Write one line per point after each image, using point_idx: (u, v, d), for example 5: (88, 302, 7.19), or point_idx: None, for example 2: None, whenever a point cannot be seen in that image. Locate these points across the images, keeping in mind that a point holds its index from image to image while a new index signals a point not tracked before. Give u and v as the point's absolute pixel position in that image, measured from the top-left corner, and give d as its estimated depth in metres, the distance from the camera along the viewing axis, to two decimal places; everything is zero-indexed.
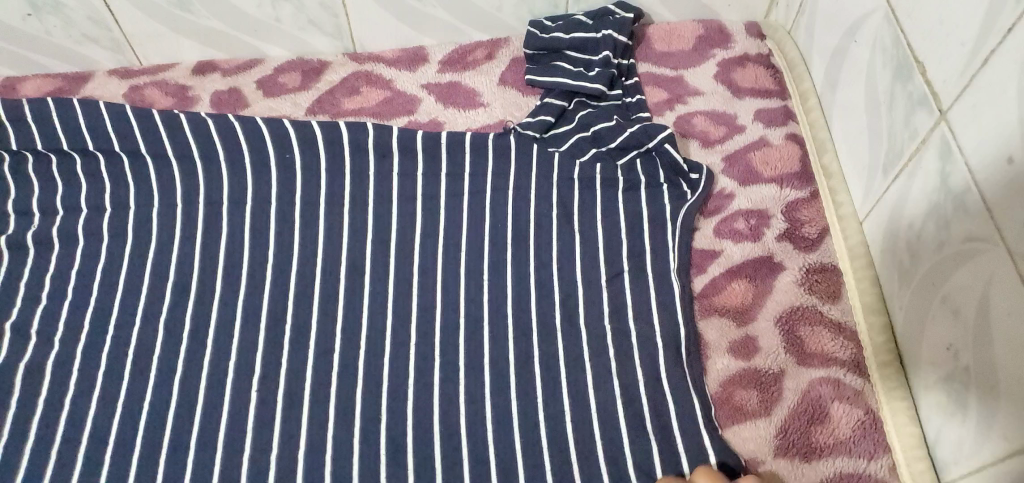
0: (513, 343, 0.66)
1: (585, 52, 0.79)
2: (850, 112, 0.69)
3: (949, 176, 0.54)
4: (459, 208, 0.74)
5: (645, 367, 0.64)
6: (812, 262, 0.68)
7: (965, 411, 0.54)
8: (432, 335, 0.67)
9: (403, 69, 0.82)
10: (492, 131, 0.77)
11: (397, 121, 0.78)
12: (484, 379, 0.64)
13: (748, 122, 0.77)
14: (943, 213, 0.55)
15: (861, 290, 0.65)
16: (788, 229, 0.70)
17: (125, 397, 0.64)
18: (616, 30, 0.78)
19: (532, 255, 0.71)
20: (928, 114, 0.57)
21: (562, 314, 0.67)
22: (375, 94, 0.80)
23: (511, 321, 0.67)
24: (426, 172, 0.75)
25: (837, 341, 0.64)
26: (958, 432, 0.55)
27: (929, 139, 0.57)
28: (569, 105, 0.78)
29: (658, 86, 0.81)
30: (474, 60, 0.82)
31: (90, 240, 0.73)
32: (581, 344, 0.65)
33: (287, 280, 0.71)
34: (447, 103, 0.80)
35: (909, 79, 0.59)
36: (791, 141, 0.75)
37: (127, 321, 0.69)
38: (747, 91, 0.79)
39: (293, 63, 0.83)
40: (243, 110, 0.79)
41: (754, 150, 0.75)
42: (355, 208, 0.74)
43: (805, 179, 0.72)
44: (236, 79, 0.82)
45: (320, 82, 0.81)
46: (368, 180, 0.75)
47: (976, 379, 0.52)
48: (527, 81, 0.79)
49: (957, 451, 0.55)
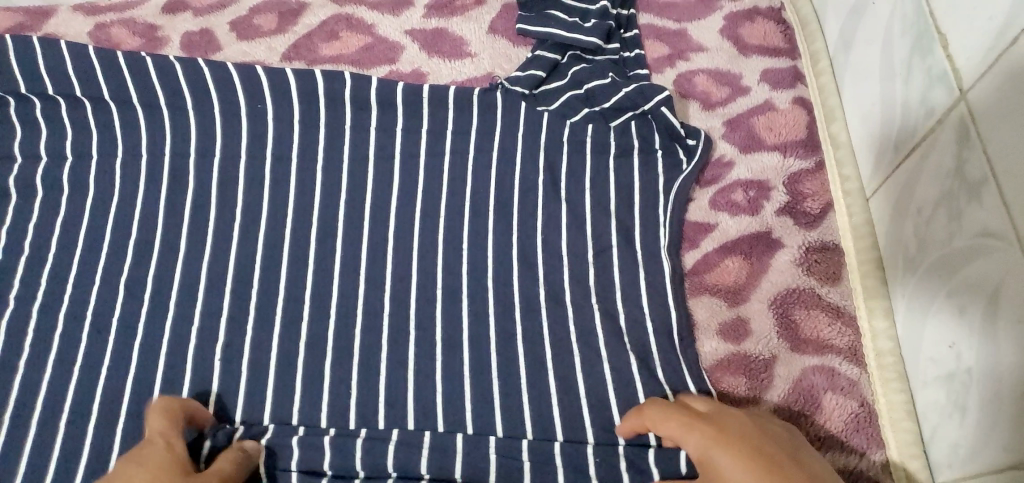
0: (494, 318, 0.62)
1: (582, 1, 0.73)
2: (862, 81, 0.63)
3: (966, 163, 0.50)
4: (439, 169, 0.69)
5: (629, 347, 0.60)
6: (813, 240, 0.64)
7: (961, 413, 0.50)
8: (406, 305, 0.63)
9: (386, 13, 0.76)
10: (477, 85, 0.72)
11: (377, 71, 0.73)
12: (462, 356, 0.60)
13: (754, 84, 0.71)
14: (957, 202, 0.52)
15: (863, 274, 0.61)
16: (789, 203, 0.66)
17: (83, 360, 0.61)
18: None
19: (516, 223, 0.66)
20: (948, 93, 0.52)
21: (545, 289, 0.63)
22: (355, 40, 0.74)
23: (491, 294, 0.63)
24: (406, 127, 0.70)
25: (834, 327, 0.61)
26: (954, 436, 0.51)
27: (947, 120, 0.53)
28: (563, 59, 0.73)
29: (660, 40, 0.74)
30: (463, 5, 0.76)
31: (50, 192, 0.69)
32: (564, 321, 0.62)
33: (255, 241, 0.67)
34: (431, 52, 0.74)
35: (930, 53, 0.54)
36: (798, 105, 0.69)
37: (86, 280, 0.65)
38: (753, 49, 0.72)
39: (270, 4, 0.77)
40: (215, 54, 0.74)
41: (758, 114, 0.69)
42: (330, 164, 0.70)
43: (810, 148, 0.68)
44: (209, 19, 0.76)
45: (297, 25, 0.75)
46: (344, 134, 0.70)
47: (976, 382, 0.49)
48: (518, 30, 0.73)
49: (952, 455, 0.51)
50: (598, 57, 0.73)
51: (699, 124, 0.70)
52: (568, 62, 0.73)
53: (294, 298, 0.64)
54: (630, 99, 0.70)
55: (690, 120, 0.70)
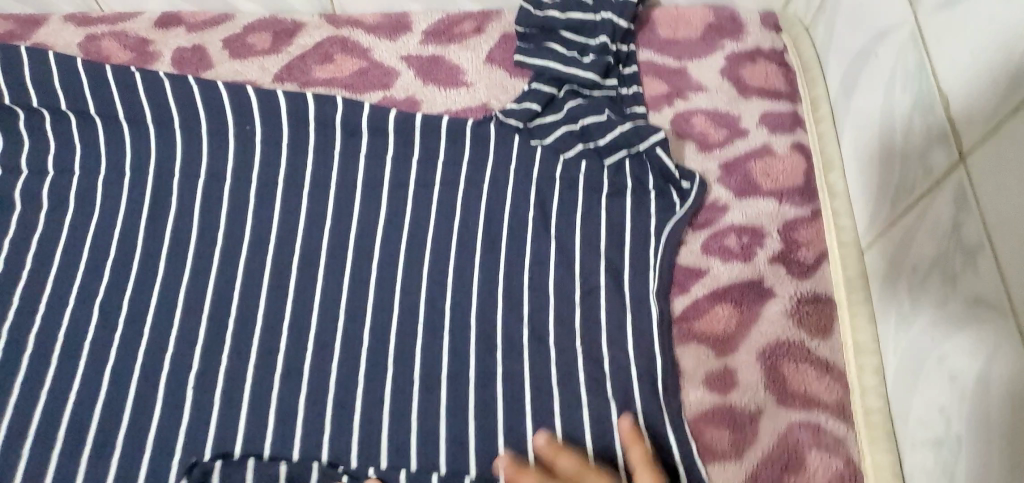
0: (475, 358, 0.61)
1: (582, 34, 0.72)
2: (860, 131, 0.62)
3: (962, 226, 0.50)
4: (428, 200, 0.68)
5: (611, 394, 0.59)
6: (805, 291, 0.63)
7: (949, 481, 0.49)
8: (386, 340, 0.62)
9: (383, 37, 0.74)
10: (472, 115, 0.71)
11: (371, 96, 0.72)
12: (440, 396, 0.59)
13: (752, 127, 0.70)
14: (952, 264, 0.51)
15: (855, 328, 0.60)
16: (782, 251, 0.65)
17: (51, 383, 0.59)
18: (617, 15, 0.72)
19: (504, 260, 0.65)
20: (947, 153, 0.51)
21: (529, 328, 0.62)
22: (349, 64, 0.73)
23: (473, 332, 0.62)
24: (396, 156, 0.69)
25: (823, 382, 0.60)
26: None
27: (945, 180, 0.52)
28: (559, 93, 0.71)
29: (658, 77, 0.73)
30: (461, 33, 0.75)
31: (29, 206, 0.67)
32: (548, 363, 0.60)
33: (235, 266, 0.65)
34: (427, 80, 0.73)
35: (930, 110, 0.53)
36: (797, 151, 0.68)
37: (61, 298, 0.63)
38: (754, 91, 0.71)
39: (266, 22, 0.75)
40: (206, 71, 0.73)
41: (755, 158, 0.68)
42: (316, 190, 0.68)
43: (807, 197, 0.66)
44: (202, 35, 0.74)
45: (291, 46, 0.74)
46: (332, 158, 0.69)
47: (967, 450, 0.47)
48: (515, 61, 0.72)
49: None
50: (594, 93, 0.71)
51: (694, 166, 0.68)
52: (563, 96, 0.71)
53: (271, 328, 0.62)
54: (625, 137, 0.68)
55: (686, 161, 0.69)
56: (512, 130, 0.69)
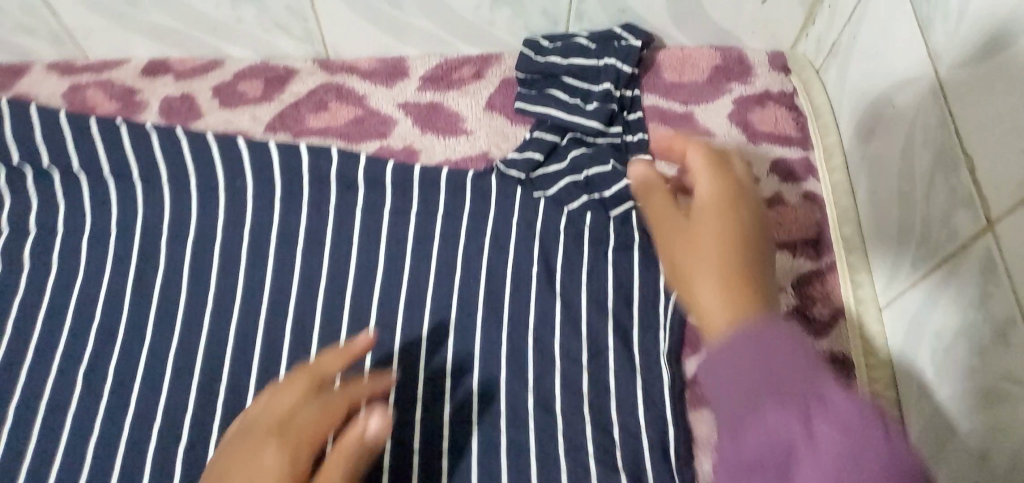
0: (479, 426, 0.58)
1: (584, 80, 0.70)
2: (878, 184, 0.60)
3: (989, 297, 0.47)
4: (427, 256, 0.65)
5: (621, 465, 0.56)
6: (820, 351, 0.61)
7: None
8: (385, 408, 0.59)
9: (380, 84, 0.72)
10: (472, 165, 0.68)
11: (366, 146, 0.69)
12: (441, 467, 0.56)
13: (763, 175, 0.67)
14: (979, 336, 0.48)
15: (874, 391, 0.58)
16: (797, 308, 0.62)
17: (32, 457, 0.57)
18: (621, 58, 0.69)
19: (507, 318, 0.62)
20: (973, 218, 0.49)
21: (535, 393, 0.59)
22: (344, 112, 0.71)
23: (476, 397, 0.59)
24: (393, 210, 0.67)
25: None
26: None
27: (970, 246, 0.49)
28: (562, 142, 0.69)
29: (664, 122, 0.70)
30: (460, 79, 0.72)
31: (9, 266, 0.65)
32: (555, 430, 0.57)
33: (226, 328, 0.62)
34: (425, 128, 0.70)
35: (953, 170, 0.51)
36: (810, 201, 0.66)
37: (43, 364, 0.61)
38: (763, 137, 0.69)
39: (257, 69, 0.73)
40: (195, 122, 0.70)
41: (766, 208, 0.66)
42: (311, 245, 0.66)
43: (822, 249, 0.64)
44: (190, 83, 0.72)
45: (283, 93, 0.72)
46: (327, 213, 0.67)
47: None
48: (515, 108, 0.70)
49: None
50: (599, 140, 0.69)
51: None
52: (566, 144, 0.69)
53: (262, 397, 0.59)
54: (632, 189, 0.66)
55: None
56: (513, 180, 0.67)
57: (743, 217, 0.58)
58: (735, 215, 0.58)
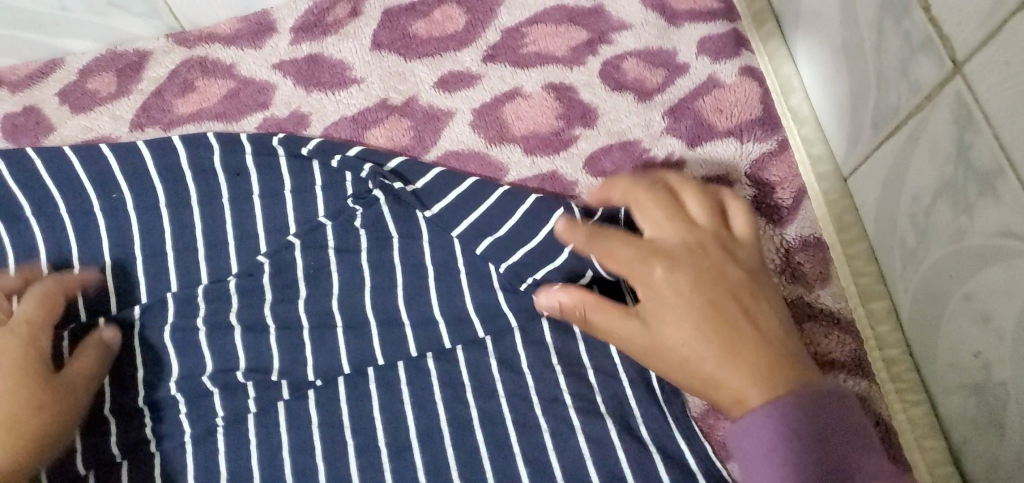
0: (446, 407, 0.51)
1: (469, 214, 0.54)
2: (822, 44, 0.55)
3: (969, 148, 0.41)
4: (323, 241, 0.56)
5: (605, 411, 0.51)
6: (792, 238, 0.55)
7: (1003, 430, 0.42)
8: (337, 400, 0.52)
9: (247, 47, 0.63)
10: (375, 119, 0.60)
11: (248, 122, 0.61)
12: (414, 460, 0.49)
13: (691, 58, 0.61)
14: (963, 193, 0.43)
15: (854, 271, 0.53)
16: (757, 198, 0.56)
17: None
18: (461, 223, 0.54)
19: (433, 282, 0.55)
20: (934, 62, 0.43)
21: (497, 356, 0.53)
22: (214, 88, 0.62)
23: (435, 373, 0.53)
24: (296, 189, 0.58)
25: (832, 338, 0.53)
26: (993, 452, 0.44)
27: (937, 94, 0.43)
28: (496, 268, 0.54)
29: (573, 24, 0.63)
30: (336, 21, 0.64)
31: None
32: (528, 393, 0.52)
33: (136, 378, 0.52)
34: (309, 86, 0.62)
35: (904, 15, 0.45)
36: (746, 76, 0.59)
37: None
38: (683, 14, 0.63)
39: (104, 60, 0.63)
40: (47, 136, 0.61)
41: (703, 95, 0.59)
42: (213, 247, 0.56)
43: (769, 127, 0.58)
44: (32, 93, 0.62)
45: (142, 81, 0.62)
46: (223, 206, 0.57)
47: (1014, 398, 0.41)
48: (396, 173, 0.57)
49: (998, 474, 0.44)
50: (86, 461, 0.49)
51: (622, 144, 0.58)
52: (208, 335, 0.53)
53: (167, 433, 0.51)
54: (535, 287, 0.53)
55: (625, 134, 0.58)
56: (257, 265, 0.56)
57: (760, 345, 0.43)
58: (731, 330, 0.43)
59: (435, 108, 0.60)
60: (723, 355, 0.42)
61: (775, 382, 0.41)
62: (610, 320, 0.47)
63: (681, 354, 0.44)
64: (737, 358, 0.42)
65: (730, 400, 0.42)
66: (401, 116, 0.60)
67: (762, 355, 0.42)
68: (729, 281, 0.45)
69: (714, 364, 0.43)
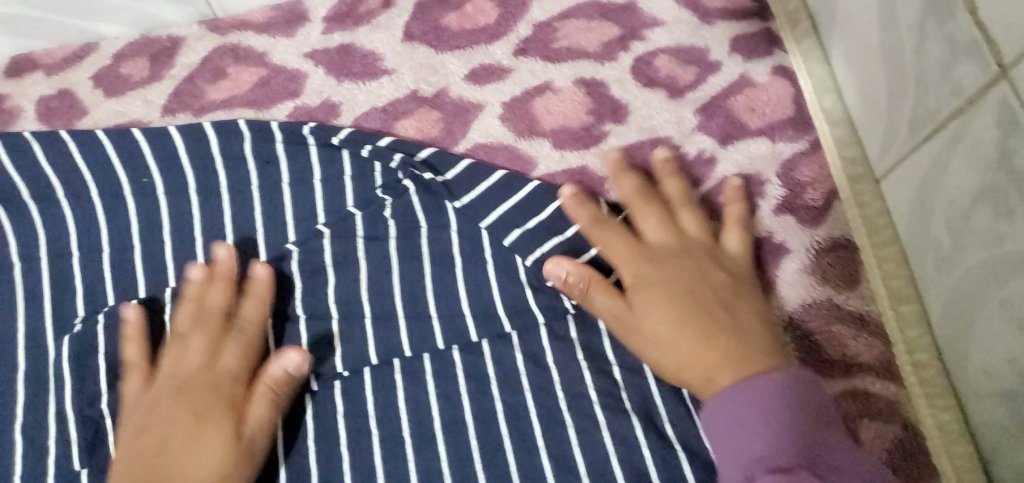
0: (470, 399, 0.52)
1: (500, 204, 0.55)
2: (859, 44, 0.54)
3: (1012, 152, 0.41)
4: (351, 231, 0.56)
5: (630, 409, 0.50)
6: (822, 239, 0.55)
7: None
8: (363, 390, 0.52)
9: (280, 36, 0.63)
10: (406, 109, 0.60)
11: (279, 110, 0.61)
12: (438, 453, 0.50)
13: (724, 57, 0.60)
14: (1003, 198, 0.42)
15: (885, 273, 0.53)
16: (787, 199, 0.56)
17: None
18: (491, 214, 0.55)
19: (461, 272, 0.55)
20: (979, 64, 0.43)
21: (523, 351, 0.53)
22: (246, 75, 0.62)
23: (460, 367, 0.53)
24: (325, 177, 0.58)
25: (860, 341, 0.53)
26: None
27: (981, 96, 0.43)
28: (524, 261, 0.54)
29: (605, 19, 0.63)
30: (368, 12, 0.64)
31: None
32: (553, 387, 0.52)
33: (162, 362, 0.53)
34: (341, 75, 0.62)
35: (949, 15, 0.44)
36: (779, 75, 0.59)
37: None
38: (716, 12, 0.62)
39: (137, 45, 0.64)
40: (83, 119, 0.61)
41: (735, 94, 0.59)
42: (243, 234, 0.57)
43: (801, 127, 0.58)
44: (66, 77, 0.63)
45: (174, 67, 0.63)
46: (253, 192, 0.58)
47: None
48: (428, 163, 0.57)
49: None
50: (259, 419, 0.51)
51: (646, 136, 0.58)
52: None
53: None
54: None
55: (656, 130, 0.58)
56: (286, 252, 0.56)
57: (739, 337, 0.47)
58: (711, 318, 0.48)
59: (464, 100, 0.60)
60: (701, 337, 0.47)
61: (750, 363, 0.46)
62: (599, 300, 0.50)
63: (661, 337, 0.48)
64: (714, 344, 0.47)
65: (706, 381, 0.46)
66: (432, 108, 0.60)
67: (739, 344, 0.47)
68: (716, 278, 0.50)
69: (692, 346, 0.47)
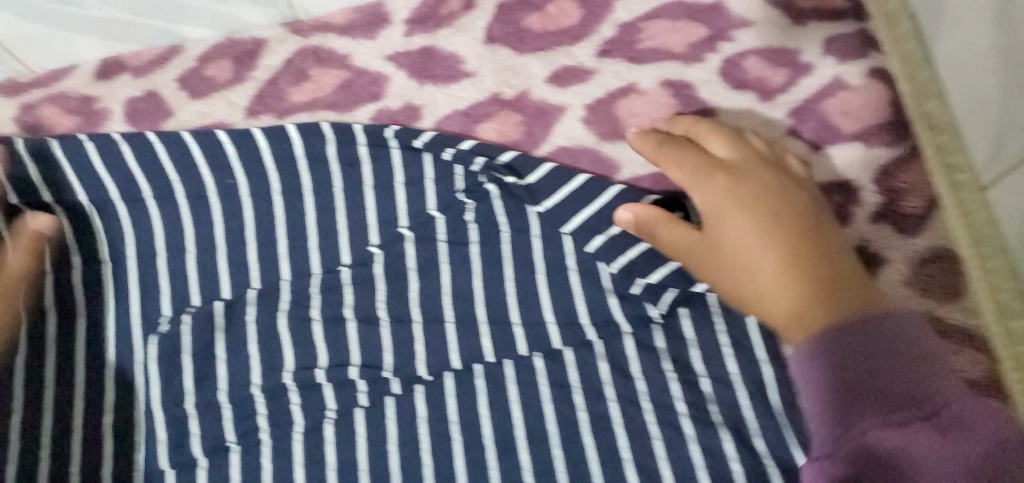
0: (554, 408, 0.51)
1: (583, 210, 0.54)
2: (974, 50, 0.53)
3: None
4: (434, 234, 0.56)
5: (718, 421, 0.49)
6: (922, 249, 0.53)
7: None
8: (444, 396, 0.51)
9: (361, 38, 0.63)
10: (488, 112, 0.60)
11: (359, 114, 0.61)
12: (521, 463, 0.49)
13: (816, 58, 0.58)
14: None
15: (991, 284, 0.52)
16: (884, 206, 0.54)
17: None
18: (575, 220, 0.54)
19: (543, 279, 0.54)
20: None
21: (608, 359, 0.52)
22: (329, 77, 0.62)
23: (542, 376, 0.52)
24: (407, 180, 0.57)
25: (963, 357, 0.50)
26: None
27: None
28: (609, 269, 0.53)
29: (692, 19, 0.60)
30: (449, 13, 0.63)
31: None
32: (638, 397, 0.50)
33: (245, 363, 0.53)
34: (422, 78, 0.61)
35: None
36: (875, 78, 0.57)
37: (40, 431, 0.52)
38: (810, 13, 0.59)
39: (221, 48, 0.64)
40: (166, 122, 0.63)
41: (828, 97, 0.57)
42: (324, 235, 0.56)
43: (899, 131, 0.55)
44: (153, 78, 0.64)
45: (258, 69, 0.63)
46: (336, 194, 0.57)
47: None
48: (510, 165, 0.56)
49: None
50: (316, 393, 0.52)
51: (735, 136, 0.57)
52: (322, 326, 0.54)
53: (278, 420, 0.52)
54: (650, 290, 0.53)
55: None
56: (370, 255, 0.56)
57: (826, 266, 0.49)
58: (799, 247, 0.49)
59: (547, 103, 0.60)
60: (788, 268, 0.49)
61: (838, 297, 0.47)
62: (675, 232, 0.51)
63: (749, 263, 0.49)
64: (801, 273, 0.48)
65: (792, 312, 0.48)
66: (513, 110, 0.60)
67: (828, 277, 0.48)
68: (799, 204, 0.51)
69: (777, 273, 0.49)
